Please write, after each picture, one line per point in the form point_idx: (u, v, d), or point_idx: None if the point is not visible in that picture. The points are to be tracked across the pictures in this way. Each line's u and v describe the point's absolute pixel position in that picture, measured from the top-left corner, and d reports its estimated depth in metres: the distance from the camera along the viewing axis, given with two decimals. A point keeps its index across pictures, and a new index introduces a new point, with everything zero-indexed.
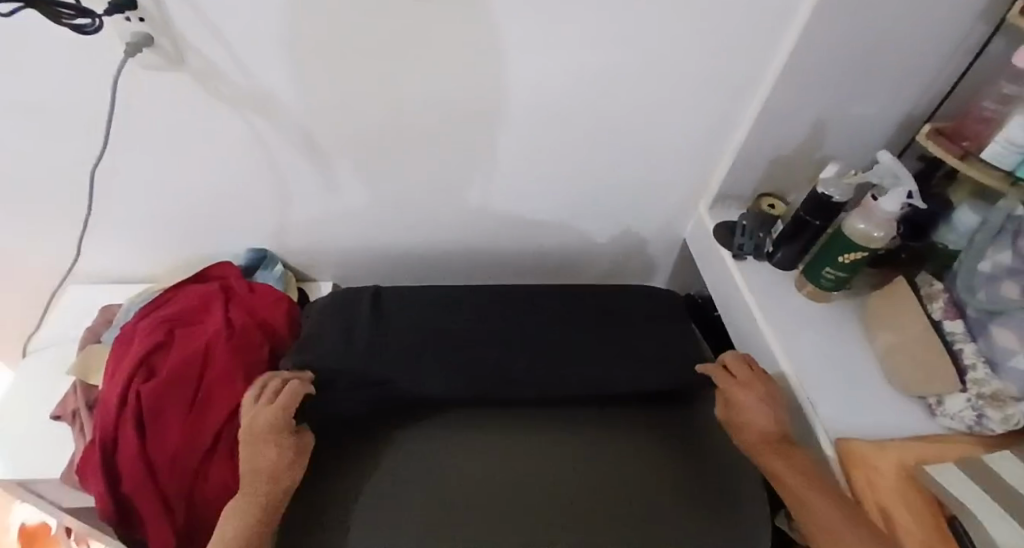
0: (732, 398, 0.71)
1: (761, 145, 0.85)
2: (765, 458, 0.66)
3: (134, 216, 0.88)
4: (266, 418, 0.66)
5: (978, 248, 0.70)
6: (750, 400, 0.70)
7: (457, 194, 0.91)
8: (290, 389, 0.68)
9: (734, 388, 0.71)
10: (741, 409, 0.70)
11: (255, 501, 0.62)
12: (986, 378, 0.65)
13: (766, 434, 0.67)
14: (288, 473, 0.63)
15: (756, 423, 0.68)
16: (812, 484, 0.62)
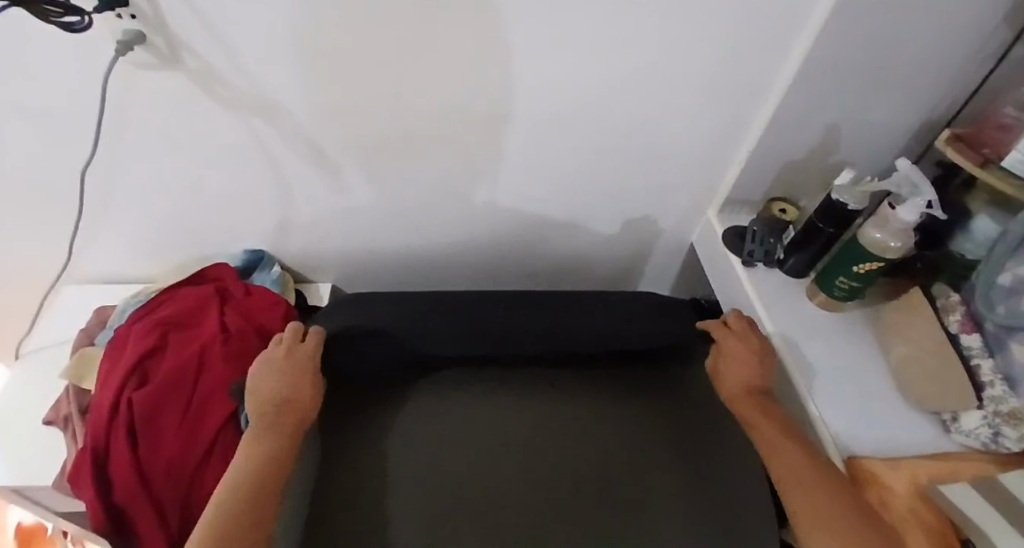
0: (722, 349, 0.75)
1: (773, 149, 0.83)
2: (743, 407, 0.70)
3: (128, 216, 0.86)
4: (292, 356, 0.68)
5: (998, 259, 0.67)
6: (740, 351, 0.73)
7: (461, 194, 0.88)
8: (314, 337, 0.71)
9: (727, 338, 0.74)
10: (730, 360, 0.73)
11: (272, 422, 0.63)
12: (1003, 395, 0.62)
13: (750, 387, 0.71)
14: (308, 403, 0.65)
15: (738, 375, 0.72)
16: (781, 429, 0.66)
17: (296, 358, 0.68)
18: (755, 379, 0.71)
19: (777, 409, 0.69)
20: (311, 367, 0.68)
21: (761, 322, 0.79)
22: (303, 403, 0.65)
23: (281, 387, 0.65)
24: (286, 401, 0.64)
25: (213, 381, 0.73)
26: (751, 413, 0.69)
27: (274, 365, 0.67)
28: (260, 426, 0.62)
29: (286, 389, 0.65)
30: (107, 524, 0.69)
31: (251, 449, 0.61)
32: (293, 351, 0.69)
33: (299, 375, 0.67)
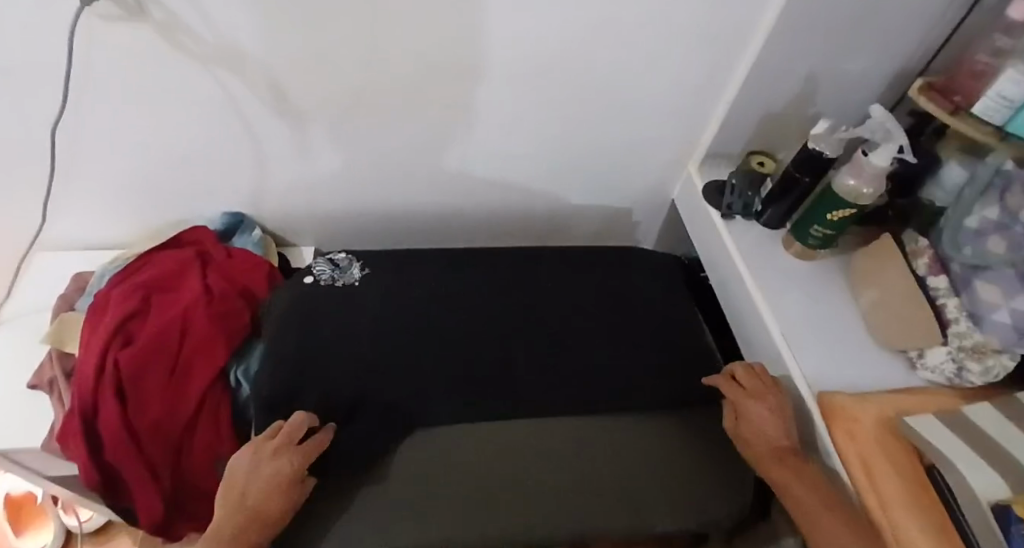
0: (744, 409, 0.70)
1: (751, 101, 0.83)
2: (773, 471, 0.65)
3: (103, 178, 0.84)
4: (282, 456, 0.60)
5: (966, 203, 0.69)
6: (763, 413, 0.68)
7: (441, 152, 0.88)
8: (319, 440, 0.64)
9: (746, 399, 0.70)
10: (755, 425, 0.68)
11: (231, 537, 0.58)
12: (968, 331, 0.65)
13: (778, 447, 0.66)
14: (278, 518, 0.59)
15: (765, 435, 0.67)
16: (820, 494, 0.61)
17: (283, 463, 0.60)
18: (782, 440, 0.66)
19: (813, 469, 0.64)
20: (299, 476, 0.60)
21: (740, 274, 0.81)
22: (270, 518, 0.58)
23: (254, 495, 0.59)
24: (253, 514, 0.58)
25: (197, 342, 0.73)
26: (783, 478, 0.63)
27: (258, 466, 0.60)
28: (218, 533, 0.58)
29: (259, 501, 0.59)
30: (100, 480, 0.71)
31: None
32: (286, 451, 0.61)
33: (279, 488, 0.59)
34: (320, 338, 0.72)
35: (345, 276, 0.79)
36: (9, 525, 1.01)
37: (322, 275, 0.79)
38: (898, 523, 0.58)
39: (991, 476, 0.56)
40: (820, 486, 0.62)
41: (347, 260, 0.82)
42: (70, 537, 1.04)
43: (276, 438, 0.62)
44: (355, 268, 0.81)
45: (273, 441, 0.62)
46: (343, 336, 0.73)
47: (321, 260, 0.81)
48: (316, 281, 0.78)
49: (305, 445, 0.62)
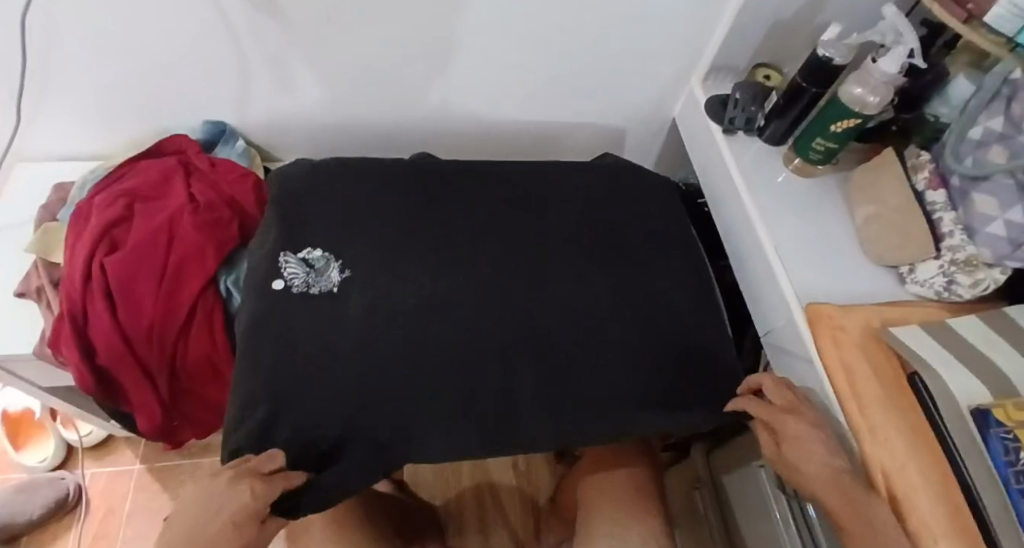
0: (783, 429, 0.61)
1: (760, 8, 0.79)
2: (839, 509, 0.55)
3: (77, 83, 0.80)
4: (246, 482, 0.54)
5: (971, 113, 0.67)
6: (807, 435, 0.60)
7: (434, 63, 0.84)
8: (289, 479, 0.58)
9: (784, 418, 0.62)
10: (799, 455, 0.59)
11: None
12: (961, 244, 0.65)
13: (837, 475, 0.57)
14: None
15: (814, 468, 0.58)
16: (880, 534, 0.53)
17: (250, 487, 0.54)
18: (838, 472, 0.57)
19: (877, 503, 0.54)
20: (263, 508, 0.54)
21: (738, 192, 0.80)
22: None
23: (208, 517, 0.52)
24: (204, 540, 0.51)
25: (186, 249, 0.72)
26: (849, 517, 0.54)
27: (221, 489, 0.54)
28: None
29: (213, 530, 0.51)
30: (96, 386, 0.71)
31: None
32: (249, 480, 0.55)
33: (236, 520, 0.52)
34: (299, 372, 0.64)
35: (321, 281, 0.69)
36: (7, 440, 1.03)
37: (295, 280, 0.68)
38: (876, 427, 0.60)
39: (970, 379, 0.57)
40: (883, 527, 0.53)
41: (323, 259, 0.70)
42: (70, 451, 1.06)
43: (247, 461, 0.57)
44: (333, 270, 0.70)
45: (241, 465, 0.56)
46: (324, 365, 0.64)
47: (292, 258, 0.70)
48: (288, 290, 0.68)
49: (276, 476, 0.57)
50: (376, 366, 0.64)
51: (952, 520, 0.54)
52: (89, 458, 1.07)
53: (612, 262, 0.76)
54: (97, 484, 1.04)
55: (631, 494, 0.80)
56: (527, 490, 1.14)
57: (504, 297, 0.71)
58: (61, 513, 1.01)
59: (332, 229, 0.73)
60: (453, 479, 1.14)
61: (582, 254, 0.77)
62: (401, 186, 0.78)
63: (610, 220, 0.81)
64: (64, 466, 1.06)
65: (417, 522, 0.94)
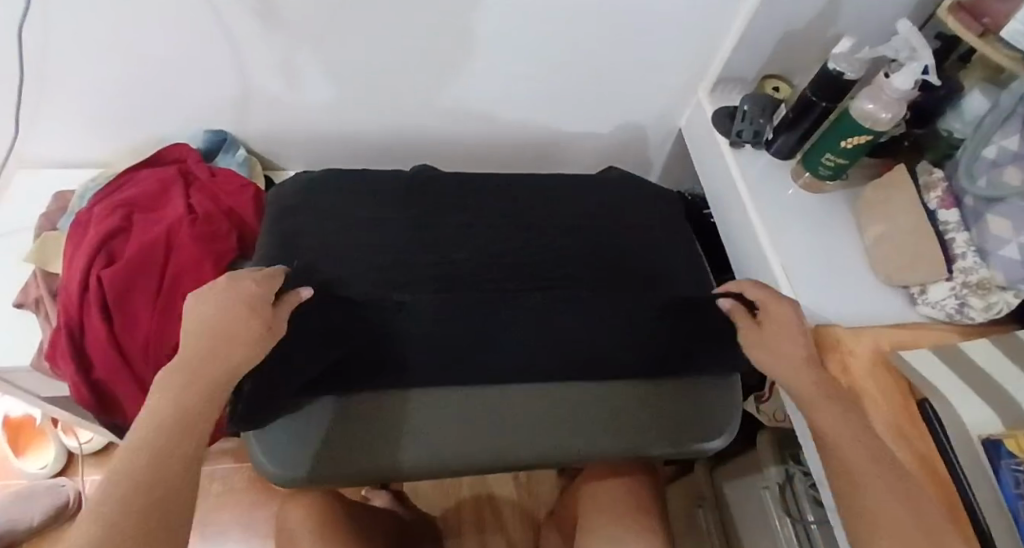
0: (771, 310, 0.64)
1: (771, 20, 0.78)
2: (801, 384, 0.57)
3: (77, 91, 0.79)
4: (236, 286, 0.53)
5: (984, 132, 0.65)
6: (794, 320, 0.63)
7: (436, 70, 0.83)
8: (277, 276, 0.58)
9: (774, 302, 0.65)
10: (781, 333, 0.62)
11: (200, 371, 0.47)
12: (973, 266, 0.64)
13: (808, 358, 0.60)
14: (242, 348, 0.50)
15: (788, 346, 0.61)
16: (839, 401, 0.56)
17: (240, 286, 0.53)
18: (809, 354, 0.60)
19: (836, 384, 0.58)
20: (262, 302, 0.53)
21: (744, 208, 0.78)
22: (234, 356, 0.49)
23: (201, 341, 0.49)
24: (212, 349, 0.49)
25: (184, 263, 0.72)
26: (819, 402, 0.56)
27: (215, 293, 0.52)
28: (172, 380, 0.47)
29: (218, 344, 0.49)
30: (92, 399, 0.70)
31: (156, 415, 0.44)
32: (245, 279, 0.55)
33: (243, 308, 0.52)
34: (294, 366, 0.61)
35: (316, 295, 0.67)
36: (8, 447, 1.03)
37: None
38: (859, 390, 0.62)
39: (984, 411, 0.56)
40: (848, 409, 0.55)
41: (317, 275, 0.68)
42: (71, 458, 1.07)
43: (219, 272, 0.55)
44: (332, 288, 0.68)
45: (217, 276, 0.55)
46: (311, 364, 0.62)
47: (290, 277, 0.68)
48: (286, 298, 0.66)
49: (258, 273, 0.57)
50: (373, 386, 0.64)
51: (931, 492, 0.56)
52: (89, 465, 1.07)
53: (615, 279, 0.75)
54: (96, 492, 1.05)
55: (633, 515, 0.79)
56: (526, 503, 1.14)
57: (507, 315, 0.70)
58: (60, 520, 1.02)
59: (329, 242, 0.72)
60: (451, 490, 1.13)
61: (582, 268, 0.75)
62: (400, 198, 0.77)
63: (614, 235, 0.79)
64: (63, 473, 1.06)
65: (414, 536, 0.94)
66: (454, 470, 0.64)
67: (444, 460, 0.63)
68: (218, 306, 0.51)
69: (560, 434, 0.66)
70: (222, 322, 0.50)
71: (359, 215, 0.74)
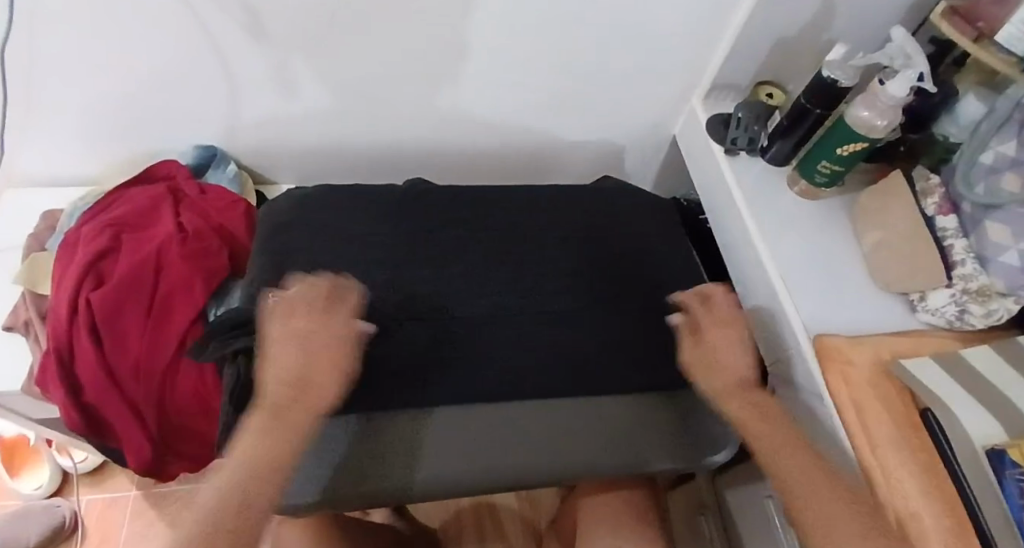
0: (705, 329, 0.68)
1: (763, 27, 0.77)
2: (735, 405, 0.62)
3: (63, 109, 0.78)
4: (326, 323, 0.60)
5: (982, 138, 0.64)
6: (727, 339, 0.66)
7: (428, 82, 0.82)
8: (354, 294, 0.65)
9: (712, 319, 0.68)
10: (721, 350, 0.65)
11: (288, 404, 0.55)
12: (973, 273, 0.63)
13: (742, 377, 0.64)
14: (324, 394, 0.57)
15: (724, 362, 0.64)
16: (771, 420, 0.60)
17: (334, 323, 0.61)
18: (746, 371, 0.64)
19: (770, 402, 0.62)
20: (339, 345, 0.59)
21: (741, 217, 0.78)
22: (318, 391, 0.56)
23: (292, 379, 0.56)
24: (299, 384, 0.56)
25: (174, 283, 0.70)
26: (754, 422, 0.60)
27: (301, 337, 0.59)
28: (265, 421, 0.53)
29: (310, 382, 0.57)
30: (82, 423, 0.69)
31: (251, 458, 0.51)
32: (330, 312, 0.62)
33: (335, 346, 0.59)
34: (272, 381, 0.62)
35: None
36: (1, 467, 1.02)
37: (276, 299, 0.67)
38: (856, 398, 0.61)
39: (988, 421, 0.55)
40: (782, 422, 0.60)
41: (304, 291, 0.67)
42: (65, 478, 1.05)
43: (300, 308, 0.61)
44: None
45: (298, 312, 0.60)
46: None
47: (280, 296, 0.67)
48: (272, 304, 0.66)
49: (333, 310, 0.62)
50: (368, 408, 0.62)
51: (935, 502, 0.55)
52: (83, 486, 1.05)
53: (612, 292, 0.74)
54: (91, 512, 1.03)
55: (632, 528, 0.77)
56: (527, 513, 1.13)
57: (503, 330, 0.69)
58: (55, 541, 1.00)
59: (321, 259, 0.71)
60: (451, 501, 1.12)
61: (578, 280, 0.74)
62: (393, 212, 0.76)
63: (609, 245, 0.78)
64: (58, 493, 1.04)
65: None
66: (479, 487, 0.62)
67: (472, 476, 0.61)
68: (302, 352, 0.58)
69: (576, 450, 0.65)
70: (313, 357, 0.58)
71: (351, 231, 0.73)
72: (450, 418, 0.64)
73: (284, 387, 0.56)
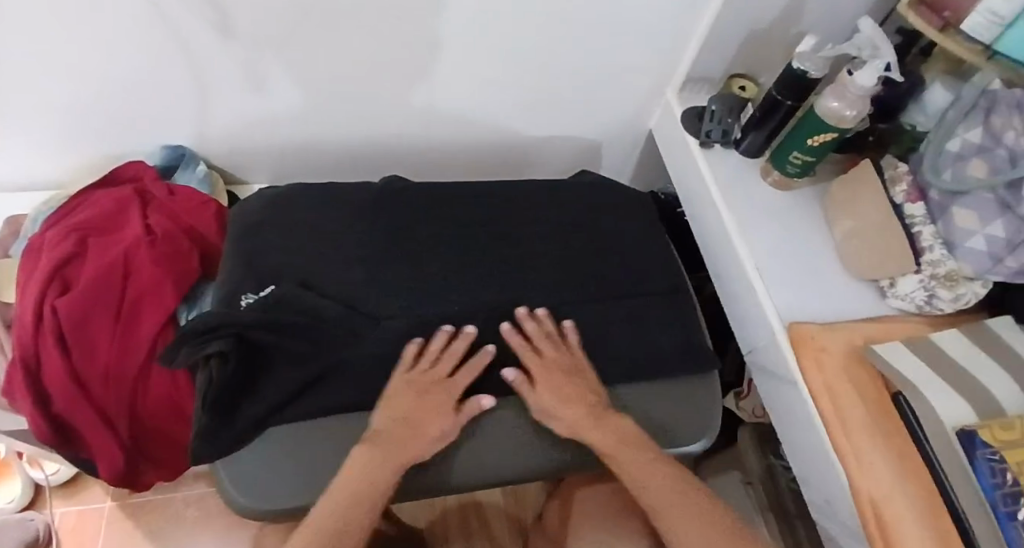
0: (539, 372, 0.65)
1: (734, 19, 0.78)
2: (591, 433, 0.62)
3: (23, 112, 0.76)
4: (440, 389, 0.63)
5: (948, 126, 0.66)
6: (565, 379, 0.65)
7: (401, 78, 0.81)
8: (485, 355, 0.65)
9: (545, 357, 0.66)
10: (561, 390, 0.64)
11: (388, 454, 0.58)
12: (941, 259, 0.64)
13: (591, 404, 0.64)
14: (424, 444, 0.60)
15: (568, 406, 0.63)
16: (631, 443, 0.63)
17: (446, 388, 0.63)
18: (591, 398, 0.64)
19: (626, 421, 0.64)
20: (450, 406, 0.62)
21: (717, 208, 0.78)
22: (415, 445, 0.59)
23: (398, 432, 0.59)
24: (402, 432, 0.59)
25: (143, 287, 0.69)
26: (617, 446, 0.62)
27: (416, 390, 0.62)
28: (367, 460, 0.57)
29: (409, 437, 0.59)
30: (52, 433, 0.67)
31: (354, 491, 0.55)
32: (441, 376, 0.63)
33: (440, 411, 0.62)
34: (248, 388, 0.61)
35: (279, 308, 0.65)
36: None
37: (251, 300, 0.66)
38: (832, 384, 0.62)
39: (958, 403, 0.56)
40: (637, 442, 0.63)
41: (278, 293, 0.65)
42: (39, 489, 1.03)
43: (427, 360, 0.64)
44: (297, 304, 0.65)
45: (424, 367, 0.63)
46: (273, 391, 0.61)
47: (253, 297, 0.66)
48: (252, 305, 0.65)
49: (461, 371, 0.64)
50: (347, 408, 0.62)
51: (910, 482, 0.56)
52: (59, 496, 1.03)
53: (591, 285, 0.74)
54: (67, 524, 1.01)
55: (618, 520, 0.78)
56: (513, 509, 1.13)
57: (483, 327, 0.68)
58: None
59: (296, 259, 0.70)
60: (437, 501, 1.12)
61: (557, 275, 0.74)
62: (369, 210, 0.75)
63: (586, 239, 0.79)
64: (32, 505, 1.02)
65: None
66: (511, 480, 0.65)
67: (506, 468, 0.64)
68: (417, 400, 0.61)
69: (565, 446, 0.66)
70: (420, 416, 0.60)
71: (327, 231, 0.73)
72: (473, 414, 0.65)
73: (390, 439, 0.59)
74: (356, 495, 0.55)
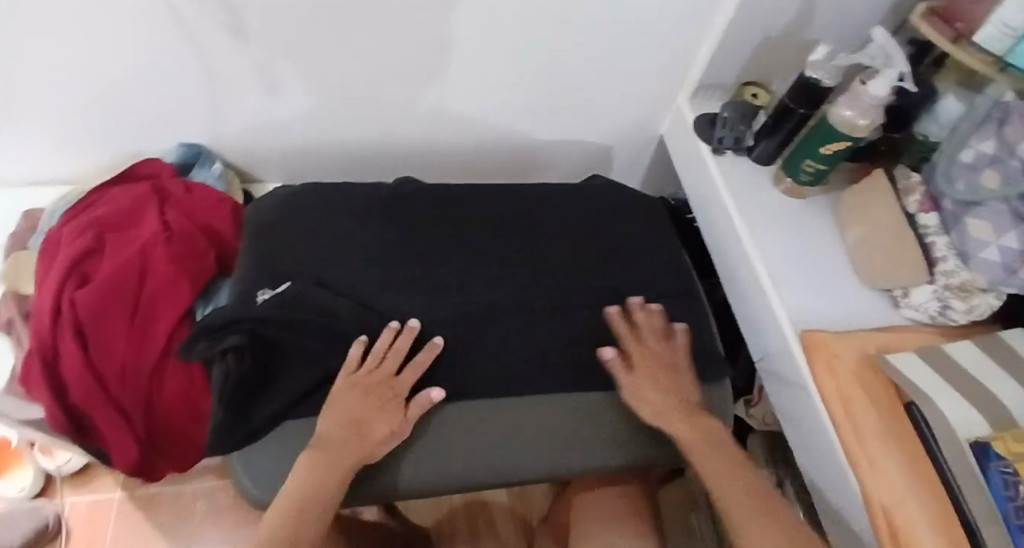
0: (637, 359, 0.67)
1: (747, 26, 0.78)
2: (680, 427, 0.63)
3: (44, 108, 0.77)
4: (385, 385, 0.61)
5: (961, 135, 0.66)
6: (661, 372, 0.67)
7: (415, 80, 0.82)
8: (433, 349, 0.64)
9: (645, 348, 0.68)
10: (659, 382, 0.66)
11: (337, 456, 0.57)
12: (954, 269, 0.64)
13: (684, 401, 0.65)
14: (371, 446, 0.59)
15: (657, 395, 0.65)
16: (716, 441, 0.62)
17: (388, 384, 0.62)
18: (686, 394, 0.66)
19: (715, 423, 0.64)
20: (396, 404, 0.61)
21: (728, 214, 0.79)
22: (363, 445, 0.58)
23: (347, 435, 0.58)
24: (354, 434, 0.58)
25: (159, 283, 0.70)
26: (697, 443, 0.62)
27: (359, 390, 0.61)
28: (316, 464, 0.56)
29: (358, 439, 0.58)
30: (67, 425, 0.68)
31: (299, 498, 0.54)
32: (387, 373, 0.62)
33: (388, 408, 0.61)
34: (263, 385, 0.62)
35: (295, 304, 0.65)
36: None
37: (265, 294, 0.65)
38: (844, 391, 0.62)
39: (969, 413, 0.56)
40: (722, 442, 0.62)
41: (293, 289, 0.66)
42: (49, 480, 1.04)
43: (373, 361, 0.63)
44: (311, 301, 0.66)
45: (369, 367, 0.62)
46: (289, 385, 0.62)
47: (269, 291, 0.66)
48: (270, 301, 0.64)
49: (407, 369, 0.63)
50: None
51: (924, 490, 0.56)
52: (68, 487, 1.04)
53: (600, 288, 0.75)
54: (76, 515, 1.02)
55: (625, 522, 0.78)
56: (519, 510, 1.13)
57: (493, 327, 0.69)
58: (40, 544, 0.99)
59: (309, 256, 0.70)
60: (443, 500, 1.12)
61: (567, 277, 0.75)
62: (381, 209, 0.76)
63: (595, 242, 0.79)
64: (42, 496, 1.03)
65: None
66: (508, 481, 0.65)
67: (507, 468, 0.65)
68: (364, 401, 0.60)
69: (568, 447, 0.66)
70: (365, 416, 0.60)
71: (340, 228, 0.73)
72: (484, 410, 0.66)
73: (337, 440, 0.58)
74: (304, 501, 0.54)
